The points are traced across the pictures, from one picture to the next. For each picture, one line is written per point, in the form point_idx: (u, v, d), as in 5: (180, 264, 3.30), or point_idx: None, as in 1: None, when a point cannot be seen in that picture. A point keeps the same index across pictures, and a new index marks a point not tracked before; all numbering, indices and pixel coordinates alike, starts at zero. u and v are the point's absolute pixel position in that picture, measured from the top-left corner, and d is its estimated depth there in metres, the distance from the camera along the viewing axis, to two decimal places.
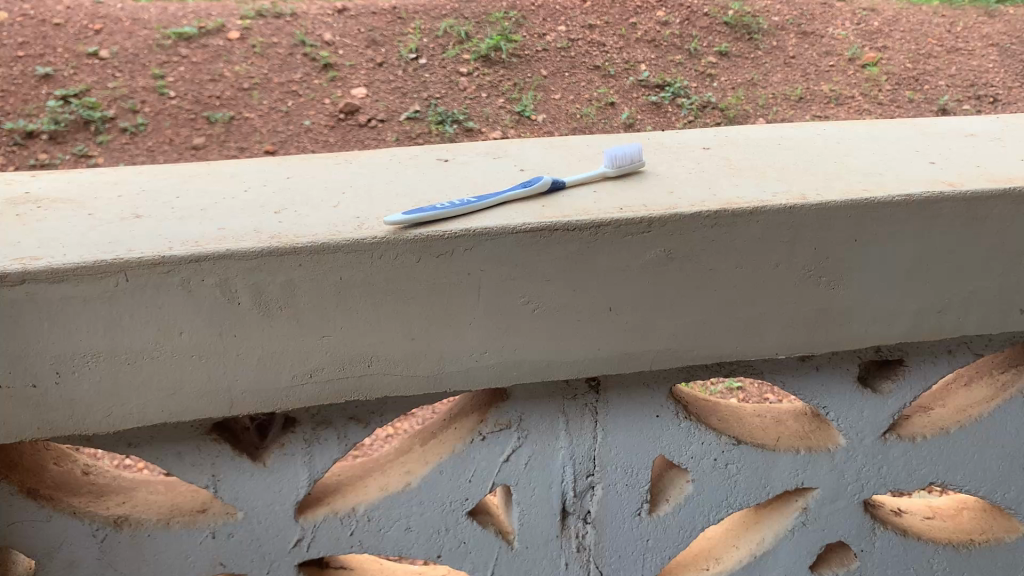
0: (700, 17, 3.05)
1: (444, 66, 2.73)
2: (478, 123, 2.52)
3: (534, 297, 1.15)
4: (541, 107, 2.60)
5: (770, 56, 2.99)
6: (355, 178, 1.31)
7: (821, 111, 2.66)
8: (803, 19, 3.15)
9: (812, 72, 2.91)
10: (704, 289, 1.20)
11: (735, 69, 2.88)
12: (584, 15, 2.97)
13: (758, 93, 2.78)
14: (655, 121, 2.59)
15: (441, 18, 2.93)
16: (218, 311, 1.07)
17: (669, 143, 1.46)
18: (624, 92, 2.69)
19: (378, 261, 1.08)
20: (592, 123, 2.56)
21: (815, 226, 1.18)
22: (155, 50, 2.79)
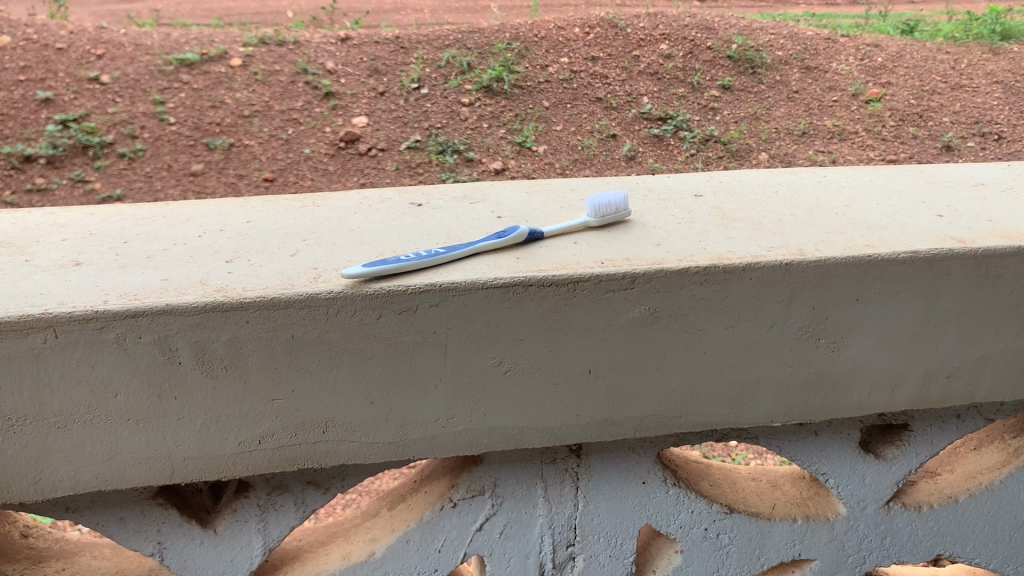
0: (704, 51, 2.81)
1: (445, 95, 2.49)
2: (478, 152, 2.30)
3: (506, 358, 1.06)
4: (543, 138, 2.36)
5: (775, 90, 2.71)
6: (320, 223, 1.22)
7: (823, 147, 2.40)
8: (805, 55, 2.90)
9: (815, 107, 2.63)
10: (692, 351, 1.10)
11: (738, 105, 2.61)
12: (586, 46, 2.73)
13: (761, 127, 2.51)
14: (657, 154, 2.35)
15: (445, 47, 2.68)
16: (156, 371, 0.98)
17: (659, 189, 1.37)
18: (626, 124, 2.46)
19: (334, 317, 0.99)
20: (593, 156, 2.32)
21: (813, 284, 1.09)
22: (160, 77, 2.49)
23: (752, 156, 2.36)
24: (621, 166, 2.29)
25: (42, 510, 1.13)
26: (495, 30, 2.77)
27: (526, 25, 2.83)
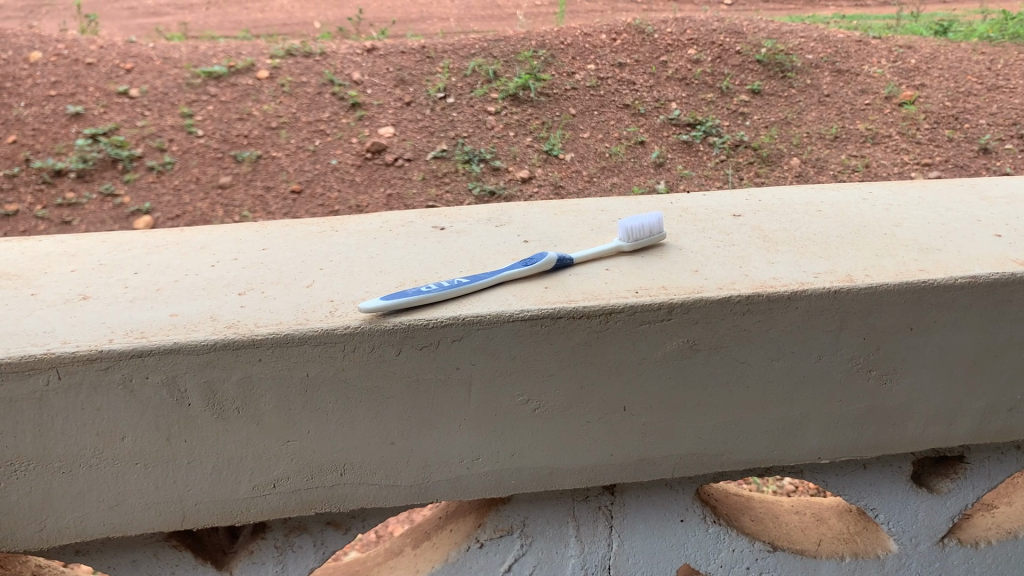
0: (732, 56, 2.51)
1: (473, 105, 2.24)
2: (504, 160, 2.07)
3: (535, 395, 1.00)
4: (571, 145, 2.13)
5: (805, 95, 2.39)
6: (338, 250, 1.16)
7: (857, 151, 2.16)
8: (838, 58, 2.54)
9: (848, 110, 2.33)
10: (733, 385, 1.04)
11: (768, 109, 2.32)
12: (614, 53, 2.46)
13: (793, 132, 2.23)
14: (686, 161, 2.13)
15: (472, 57, 2.41)
16: (164, 413, 0.93)
17: (694, 209, 1.29)
18: (654, 130, 2.21)
19: (351, 354, 0.93)
20: (620, 163, 2.09)
21: (864, 312, 1.01)
22: (188, 90, 2.25)
23: (785, 162, 2.11)
24: (650, 174, 2.07)
25: (51, 554, 1.08)
26: (522, 37, 2.53)
27: (553, 32, 2.59)
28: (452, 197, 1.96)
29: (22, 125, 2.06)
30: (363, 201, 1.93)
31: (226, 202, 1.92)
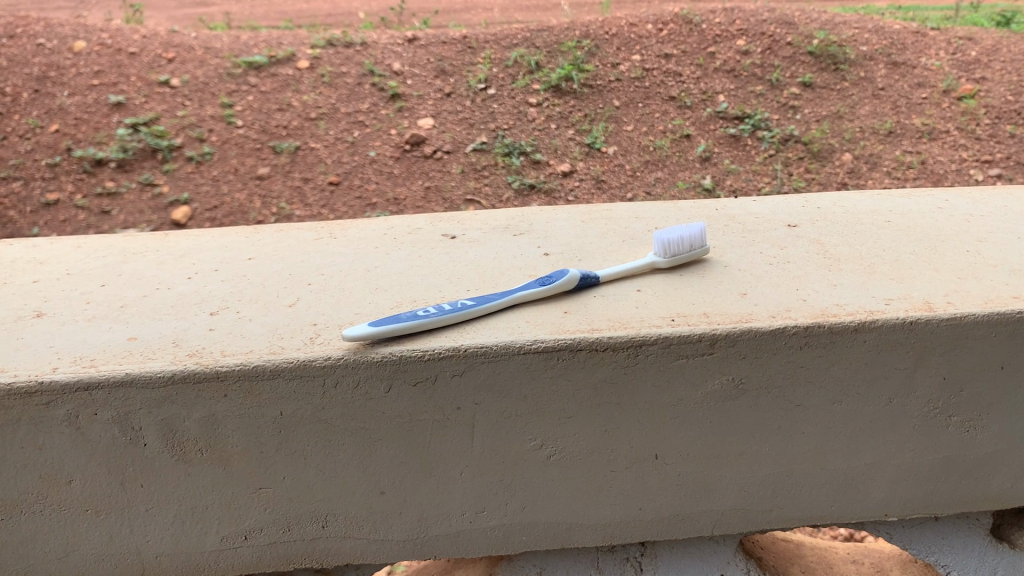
0: (782, 47, 2.25)
1: (513, 96, 2.06)
2: (545, 154, 1.90)
3: (550, 440, 0.85)
4: (614, 138, 1.95)
5: (858, 87, 2.14)
6: (334, 262, 1.02)
7: (913, 147, 1.95)
8: (894, 50, 2.29)
9: (903, 104, 2.09)
10: (786, 432, 0.88)
11: (820, 102, 2.10)
12: (660, 43, 2.26)
13: (845, 126, 2.02)
14: (734, 155, 1.94)
15: (514, 47, 2.21)
16: (117, 455, 0.80)
17: (743, 217, 1.13)
18: (700, 123, 2.02)
19: (332, 391, 0.79)
20: (666, 158, 1.90)
21: (946, 347, 0.85)
22: (228, 80, 2.01)
23: (837, 157, 1.93)
24: (696, 169, 1.89)
25: None
26: (564, 25, 2.33)
27: (596, 20, 2.37)
28: (491, 190, 1.80)
29: (64, 114, 1.85)
30: (401, 193, 1.77)
31: (263, 192, 1.75)
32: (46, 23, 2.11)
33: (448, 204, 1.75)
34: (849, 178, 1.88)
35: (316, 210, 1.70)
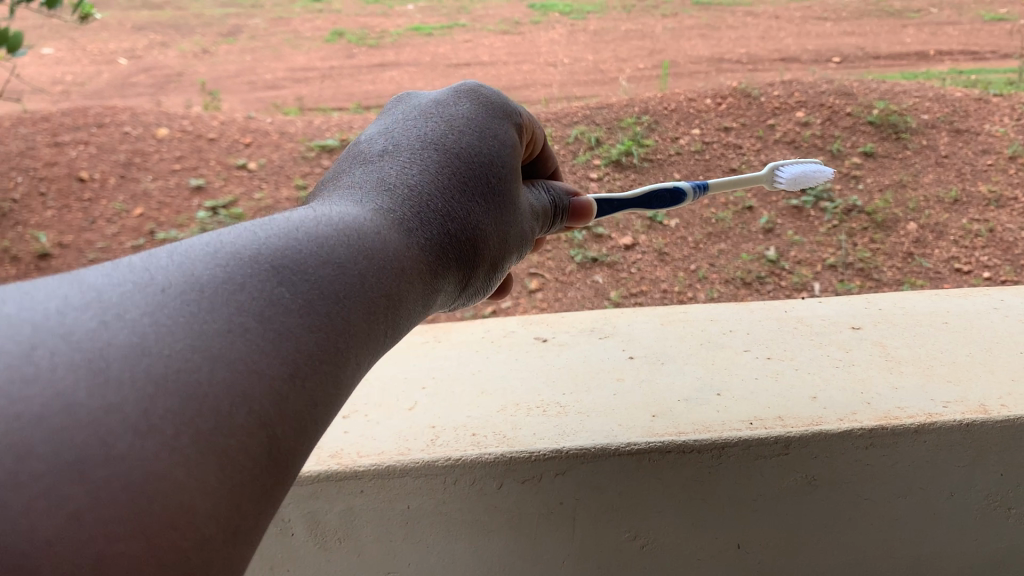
0: (841, 117, 2.08)
1: (575, 172, 1.98)
2: (606, 228, 1.88)
3: (643, 531, 0.96)
4: (677, 211, 1.89)
5: (921, 155, 1.98)
6: (441, 366, 1.16)
7: (983, 215, 1.84)
8: (955, 116, 2.07)
9: (970, 173, 1.95)
10: (857, 522, 0.97)
11: (882, 172, 1.96)
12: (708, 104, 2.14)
13: (909, 196, 1.89)
14: (797, 226, 1.86)
15: (574, 124, 2.09)
16: (269, 542, 0.94)
17: (810, 319, 1.23)
18: (763, 195, 1.93)
19: (452, 487, 0.91)
20: (728, 230, 1.85)
21: (1000, 444, 0.93)
22: (302, 163, 1.85)
23: (901, 226, 1.84)
24: (759, 240, 1.85)
25: None
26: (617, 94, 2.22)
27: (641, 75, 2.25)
28: (554, 263, 1.84)
29: (147, 198, 1.77)
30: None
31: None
32: (131, 112, 2.01)
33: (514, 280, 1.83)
34: (914, 245, 1.81)
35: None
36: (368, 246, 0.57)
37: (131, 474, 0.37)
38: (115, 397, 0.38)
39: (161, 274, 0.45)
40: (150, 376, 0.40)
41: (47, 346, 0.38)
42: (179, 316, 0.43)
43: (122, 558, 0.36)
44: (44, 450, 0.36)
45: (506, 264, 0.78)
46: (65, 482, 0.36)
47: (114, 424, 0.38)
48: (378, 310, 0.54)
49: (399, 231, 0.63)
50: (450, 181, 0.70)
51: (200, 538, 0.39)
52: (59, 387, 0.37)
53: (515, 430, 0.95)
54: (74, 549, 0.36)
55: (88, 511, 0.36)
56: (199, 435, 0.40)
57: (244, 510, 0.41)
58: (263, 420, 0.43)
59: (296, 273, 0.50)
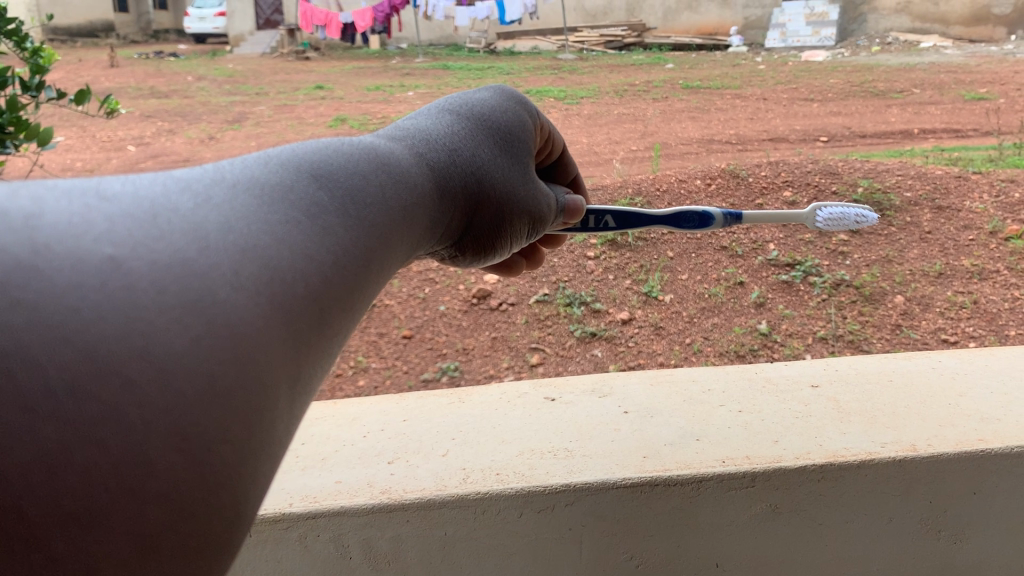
0: (828, 195, 2.66)
1: (573, 251, 2.42)
2: (604, 303, 2.24)
3: (637, 553, 1.16)
4: (670, 287, 2.29)
5: (905, 232, 2.50)
6: (465, 421, 1.37)
7: (964, 287, 2.27)
8: (936, 195, 2.69)
9: (951, 247, 2.44)
10: (815, 544, 1.17)
11: (869, 247, 2.42)
12: (709, 199, 2.69)
13: (895, 270, 2.33)
14: (787, 300, 2.23)
15: None
16: (331, 566, 1.13)
17: (777, 379, 1.46)
18: (753, 270, 2.33)
19: (481, 515, 1.12)
20: (721, 304, 2.22)
21: (928, 479, 1.15)
22: None
23: (888, 300, 2.22)
24: (751, 314, 2.19)
25: None
26: (619, 188, 2.84)
27: (649, 181, 2.91)
28: (554, 337, 2.15)
29: None
30: (470, 343, 2.17)
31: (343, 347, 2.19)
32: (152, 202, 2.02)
33: (514, 354, 2.12)
34: (903, 318, 2.17)
35: (390, 360, 2.13)
36: (399, 165, 0.74)
37: (231, 317, 0.44)
38: (215, 259, 0.45)
39: (227, 177, 0.54)
40: (239, 247, 0.47)
41: (158, 215, 0.45)
42: (249, 210, 0.51)
43: (224, 384, 0.42)
44: (170, 291, 0.41)
45: (513, 223, 0.95)
46: (185, 315, 0.41)
47: (218, 280, 0.44)
48: (407, 209, 0.70)
49: (419, 165, 0.80)
50: (461, 144, 0.89)
51: (272, 378, 0.45)
52: (173, 245, 0.44)
53: (531, 469, 1.17)
54: (190, 370, 0.40)
55: (202, 339, 0.42)
56: (275, 297, 0.47)
57: (295, 367, 0.48)
58: (315, 294, 0.51)
59: (336, 185, 0.61)
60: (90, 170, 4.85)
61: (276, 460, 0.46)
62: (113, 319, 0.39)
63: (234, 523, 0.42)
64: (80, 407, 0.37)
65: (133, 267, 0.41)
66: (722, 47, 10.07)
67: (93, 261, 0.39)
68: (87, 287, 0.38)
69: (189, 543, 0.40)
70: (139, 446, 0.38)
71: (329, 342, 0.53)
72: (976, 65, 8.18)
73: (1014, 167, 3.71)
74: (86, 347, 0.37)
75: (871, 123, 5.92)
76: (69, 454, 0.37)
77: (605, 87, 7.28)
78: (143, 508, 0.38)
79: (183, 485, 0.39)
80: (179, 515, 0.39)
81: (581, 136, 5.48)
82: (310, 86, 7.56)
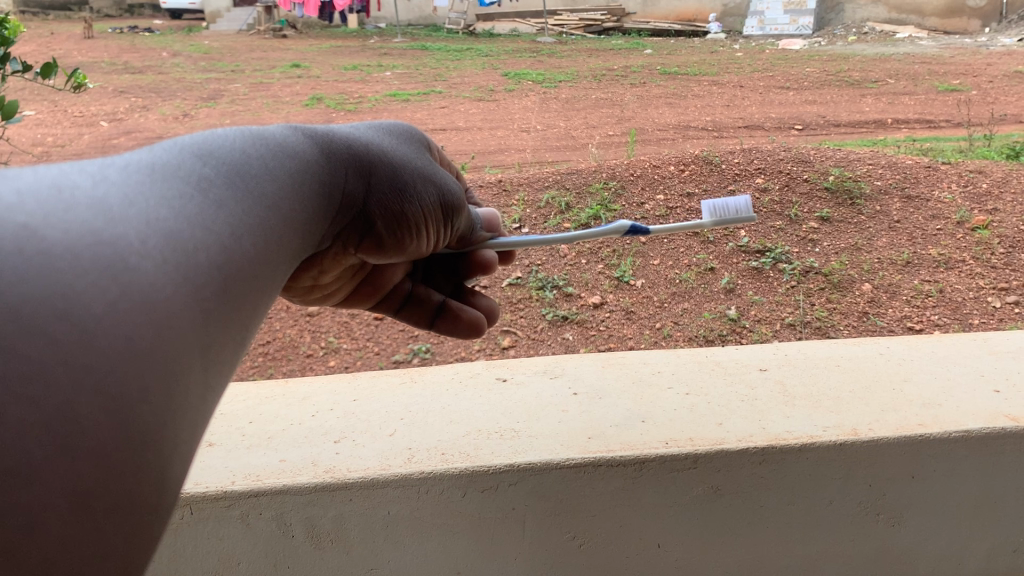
0: (800, 183, 2.68)
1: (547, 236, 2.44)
2: (576, 287, 2.26)
3: (581, 533, 1.17)
4: (641, 272, 2.31)
5: (875, 221, 2.53)
6: (414, 401, 1.37)
7: (931, 276, 2.28)
8: (906, 184, 2.72)
9: (919, 235, 2.47)
10: (757, 526, 1.19)
11: (837, 236, 2.45)
12: (682, 184, 2.71)
13: (863, 258, 2.36)
14: (756, 286, 2.24)
15: (545, 191, 2.73)
16: (274, 542, 1.13)
17: (725, 361, 1.47)
18: (723, 257, 2.35)
19: (425, 495, 1.12)
20: (691, 289, 2.24)
21: (868, 462, 1.16)
22: None
23: (856, 287, 2.24)
24: (720, 299, 2.21)
25: None
26: (593, 172, 2.85)
27: (624, 165, 2.92)
28: (525, 321, 2.16)
29: None
30: None
31: (313, 327, 2.19)
32: None
33: (485, 337, 2.12)
34: (869, 306, 2.18)
35: (360, 340, 2.13)
36: (284, 139, 0.69)
37: (145, 286, 0.44)
38: (119, 228, 0.45)
39: (117, 160, 0.52)
40: (141, 218, 0.47)
41: (62, 190, 0.45)
42: (148, 187, 0.50)
43: (144, 349, 0.43)
44: (85, 256, 0.42)
45: (448, 222, 0.89)
46: (101, 280, 0.42)
47: (125, 248, 0.44)
48: (296, 180, 0.66)
49: (326, 149, 0.74)
50: (389, 145, 0.84)
51: (184, 353, 0.46)
52: (81, 216, 0.44)
53: (477, 449, 1.17)
54: (111, 334, 0.42)
55: (120, 301, 0.43)
56: (180, 267, 0.47)
57: (205, 338, 0.49)
58: (222, 271, 0.51)
59: (219, 160, 0.59)
60: (61, 145, 4.78)
61: (196, 429, 0.47)
62: (36, 283, 0.40)
63: (160, 487, 0.44)
64: (9, 365, 0.38)
65: (47, 234, 0.41)
66: (700, 34, 10.13)
67: (9, 229, 0.41)
68: (7, 252, 0.40)
69: (119, 502, 0.42)
70: (68, 401, 0.39)
71: (247, 320, 0.54)
72: (950, 56, 8.26)
73: (985, 158, 3.76)
74: (9, 307, 0.39)
75: (846, 112, 5.96)
76: (4, 408, 0.38)
77: (585, 72, 7.28)
78: (75, 462, 0.40)
79: (110, 441, 0.41)
80: (107, 471, 0.41)
81: (558, 120, 5.48)
82: (286, 65, 7.49)
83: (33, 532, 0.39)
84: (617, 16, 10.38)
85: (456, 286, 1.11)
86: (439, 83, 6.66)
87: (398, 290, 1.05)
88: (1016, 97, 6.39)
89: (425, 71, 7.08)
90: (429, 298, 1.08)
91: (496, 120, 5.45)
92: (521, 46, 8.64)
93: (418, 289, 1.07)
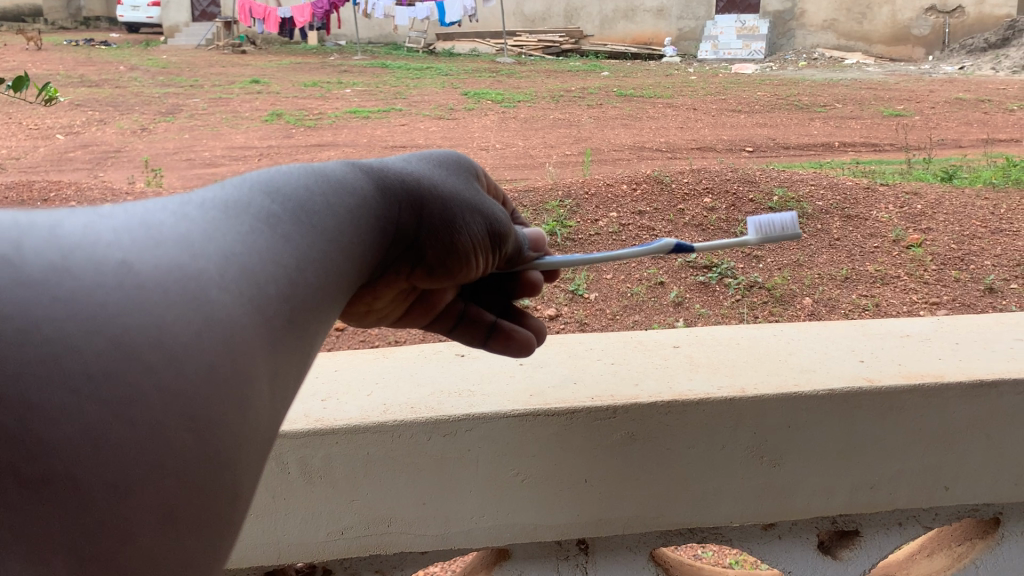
0: (745, 202, 3.00)
1: None
2: (532, 300, 2.54)
3: (523, 471, 1.44)
4: (594, 286, 2.62)
5: (816, 239, 2.87)
6: (387, 370, 1.64)
7: (866, 291, 2.54)
8: (845, 205, 3.07)
9: (857, 253, 2.78)
10: (664, 464, 1.47)
11: (781, 253, 2.78)
12: (634, 203, 3.01)
13: (804, 273, 2.66)
14: (703, 300, 2.54)
15: None
16: (273, 477, 1.39)
17: (647, 341, 1.76)
18: (673, 272, 2.68)
19: (397, 438, 1.38)
20: (642, 301, 2.54)
21: (753, 414, 1.45)
22: None
23: (797, 301, 2.50)
24: (669, 312, 2.49)
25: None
26: (550, 191, 3.16)
27: (580, 183, 3.23)
28: None
29: None
30: (401, 336, 2.45)
31: None
32: None
33: None
34: (808, 317, 2.42)
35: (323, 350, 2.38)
36: (340, 176, 0.78)
37: (219, 314, 0.51)
38: (201, 264, 0.52)
39: (193, 198, 0.61)
40: (221, 252, 0.55)
41: (149, 227, 0.53)
42: (224, 224, 0.58)
43: (221, 374, 0.50)
44: (172, 290, 0.49)
45: (494, 249, 1.00)
46: (187, 313, 0.49)
47: (206, 281, 0.52)
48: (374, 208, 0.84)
49: (380, 186, 0.85)
50: (440, 181, 0.95)
51: (252, 382, 0.52)
52: (167, 252, 0.51)
53: (440, 404, 1.44)
54: (196, 362, 0.49)
55: (203, 331, 0.50)
56: (254, 298, 0.55)
57: (274, 366, 0.56)
58: (286, 298, 0.58)
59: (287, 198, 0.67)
60: (17, 159, 4.96)
61: (261, 450, 0.54)
62: (131, 314, 0.47)
63: (229, 502, 0.50)
64: (113, 392, 0.45)
65: (139, 268, 0.49)
66: (654, 58, 10.61)
67: (109, 267, 0.47)
68: (106, 285, 0.46)
69: (197, 516, 0.48)
70: (159, 425, 0.46)
71: (309, 347, 0.62)
72: (896, 83, 8.76)
73: (920, 180, 4.13)
74: (110, 336, 0.45)
75: (795, 136, 6.36)
76: (110, 435, 0.44)
77: (541, 92, 7.60)
78: (165, 483, 0.46)
79: (190, 465, 0.48)
80: (189, 491, 0.48)
81: (516, 139, 5.79)
82: (249, 80, 7.72)
83: (130, 547, 0.45)
84: (572, 37, 10.75)
85: (503, 307, 1.24)
86: (399, 100, 6.95)
87: (449, 309, 1.17)
88: (956, 123, 6.85)
89: (388, 90, 7.38)
90: (481, 318, 1.20)
91: (455, 138, 5.73)
92: (479, 66, 8.98)
93: (470, 310, 1.19)
